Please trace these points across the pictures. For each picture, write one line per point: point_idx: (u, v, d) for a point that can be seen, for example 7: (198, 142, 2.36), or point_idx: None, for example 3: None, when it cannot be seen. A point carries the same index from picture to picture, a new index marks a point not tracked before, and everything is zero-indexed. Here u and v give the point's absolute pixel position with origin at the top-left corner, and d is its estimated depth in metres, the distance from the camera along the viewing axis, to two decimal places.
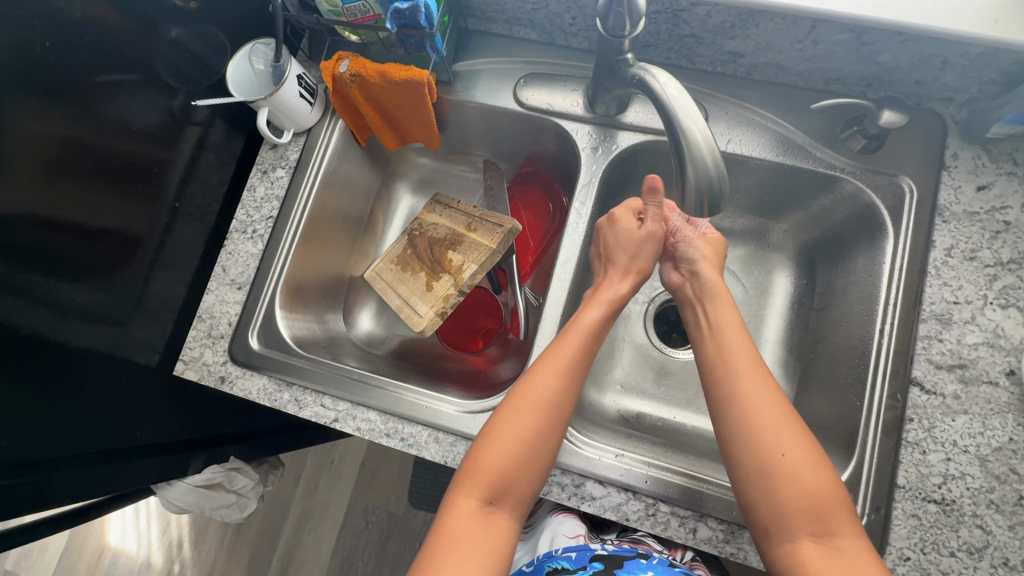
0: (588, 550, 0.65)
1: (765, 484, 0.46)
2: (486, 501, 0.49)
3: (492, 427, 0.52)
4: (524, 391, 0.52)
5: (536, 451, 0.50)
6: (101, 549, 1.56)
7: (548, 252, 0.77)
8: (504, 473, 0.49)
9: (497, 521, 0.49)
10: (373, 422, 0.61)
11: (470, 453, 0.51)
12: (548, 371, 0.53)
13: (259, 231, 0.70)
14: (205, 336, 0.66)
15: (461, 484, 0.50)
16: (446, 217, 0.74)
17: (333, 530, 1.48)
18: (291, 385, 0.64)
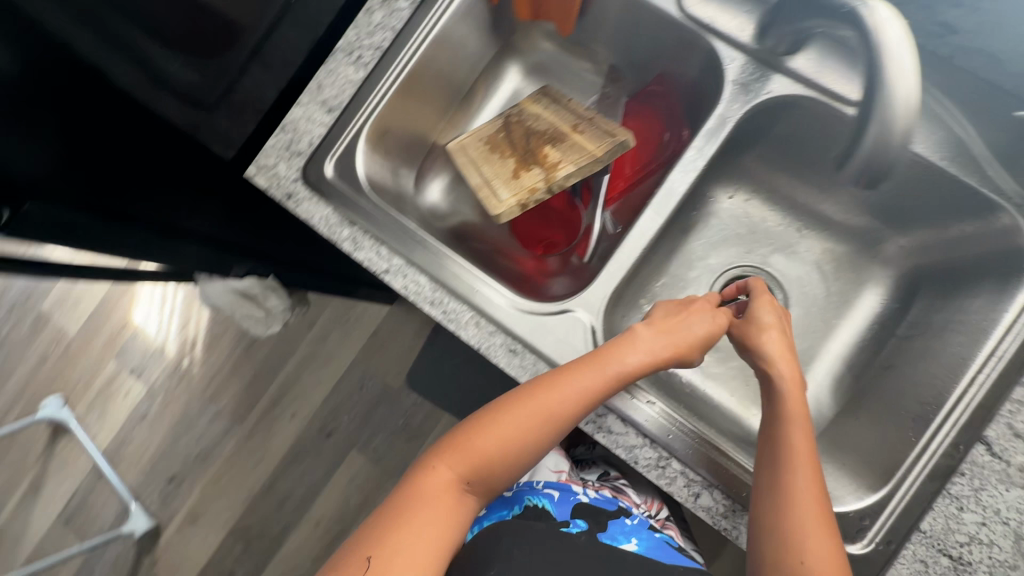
0: (569, 496, 0.69)
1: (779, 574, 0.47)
2: (462, 479, 0.53)
3: (490, 418, 0.55)
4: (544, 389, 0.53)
5: (519, 453, 0.54)
6: (125, 323, 1.68)
7: (643, 185, 0.72)
8: (486, 462, 0.54)
9: (467, 500, 0.54)
10: (422, 286, 0.60)
11: (462, 431, 0.56)
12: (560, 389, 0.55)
13: (364, 60, 0.65)
14: (284, 147, 0.65)
15: (447, 453, 0.54)
16: (552, 113, 0.70)
17: (331, 380, 1.56)
18: (352, 224, 0.62)
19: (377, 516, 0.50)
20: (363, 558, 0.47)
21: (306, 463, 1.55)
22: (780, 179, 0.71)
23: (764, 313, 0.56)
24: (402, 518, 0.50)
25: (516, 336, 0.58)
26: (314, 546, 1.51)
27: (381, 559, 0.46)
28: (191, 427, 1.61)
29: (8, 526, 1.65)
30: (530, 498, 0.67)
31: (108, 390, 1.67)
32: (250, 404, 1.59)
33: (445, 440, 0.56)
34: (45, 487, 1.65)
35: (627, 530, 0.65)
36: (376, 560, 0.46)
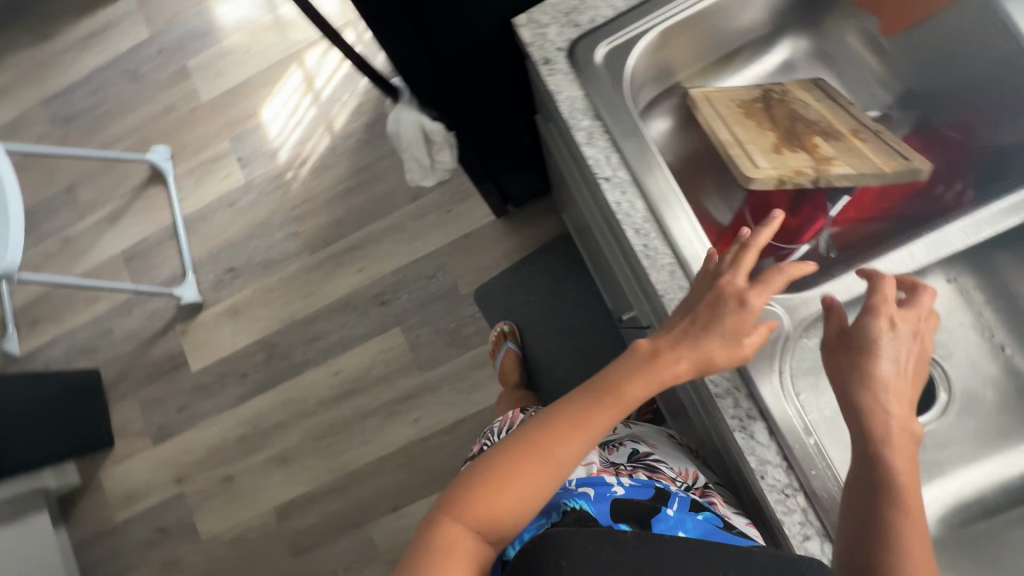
0: (606, 492, 0.68)
1: None
2: (475, 532, 0.51)
3: (505, 475, 0.52)
4: (547, 440, 0.53)
5: (536, 506, 0.52)
6: (252, 113, 1.70)
7: (873, 227, 0.68)
8: (500, 518, 0.51)
9: (484, 551, 0.52)
10: (635, 211, 0.57)
11: (471, 489, 0.52)
12: (579, 439, 0.53)
13: None
14: (564, 12, 0.61)
15: (460, 509, 0.52)
16: (826, 110, 0.65)
17: (408, 256, 1.57)
18: (595, 117, 0.59)
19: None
20: None
21: (351, 317, 1.58)
22: (1014, 286, 0.69)
23: (882, 343, 0.54)
24: None
25: None
26: (324, 391, 1.57)
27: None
28: (266, 234, 1.65)
29: (76, 238, 1.74)
30: (566, 502, 0.66)
31: (210, 165, 1.71)
32: (326, 240, 1.62)
33: (454, 496, 0.53)
34: (121, 221, 1.73)
35: (672, 524, 0.65)
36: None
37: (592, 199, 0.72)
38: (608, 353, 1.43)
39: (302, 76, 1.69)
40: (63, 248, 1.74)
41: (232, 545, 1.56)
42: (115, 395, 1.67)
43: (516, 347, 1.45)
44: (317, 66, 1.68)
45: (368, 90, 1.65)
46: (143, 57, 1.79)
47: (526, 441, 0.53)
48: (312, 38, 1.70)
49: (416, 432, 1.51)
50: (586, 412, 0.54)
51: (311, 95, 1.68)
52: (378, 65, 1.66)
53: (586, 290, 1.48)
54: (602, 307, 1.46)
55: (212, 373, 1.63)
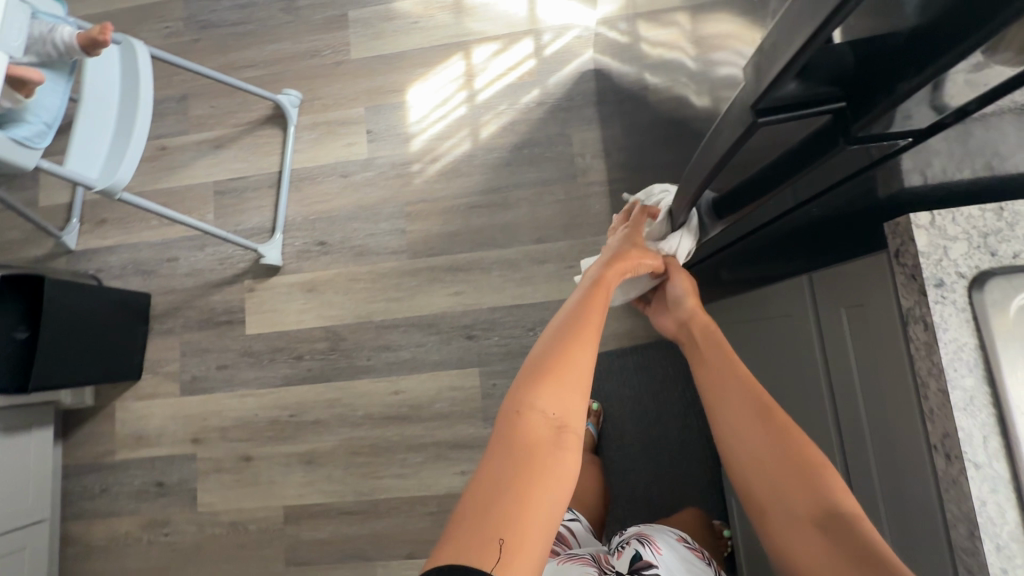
0: None
1: None
2: (553, 422, 0.54)
3: (548, 370, 0.57)
4: (576, 330, 0.60)
5: (585, 376, 0.57)
6: (398, 89, 1.57)
7: None
8: (568, 410, 0.55)
9: (557, 440, 0.53)
10: (1004, 520, 0.44)
11: (518, 392, 0.56)
12: (597, 319, 0.62)
13: None
14: (981, 232, 0.48)
15: (529, 400, 0.55)
16: None
17: (512, 298, 1.44)
18: (984, 379, 0.46)
19: (478, 511, 0.48)
20: (496, 541, 0.46)
21: (430, 339, 1.45)
22: None
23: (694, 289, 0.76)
24: (521, 498, 0.49)
25: None
26: (376, 406, 1.44)
27: (513, 540, 0.47)
28: (372, 219, 1.52)
29: (173, 151, 1.62)
30: None
31: (337, 127, 1.57)
32: (432, 249, 1.49)
33: (514, 401, 0.56)
34: (226, 150, 1.60)
35: None
36: (508, 542, 0.46)
37: (876, 429, 0.58)
38: (691, 481, 1.30)
39: (464, 69, 1.55)
40: (158, 157, 1.62)
41: (227, 528, 1.44)
42: (159, 327, 1.55)
43: (594, 430, 1.33)
44: (483, 65, 1.55)
45: (529, 110, 1.51)
46: None
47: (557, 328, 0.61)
48: (488, 33, 1.55)
49: (458, 485, 1.38)
50: (588, 299, 0.64)
51: (467, 92, 1.54)
52: (548, 87, 1.51)
53: (688, 405, 1.34)
54: (699, 429, 1.32)
55: (265, 344, 1.50)
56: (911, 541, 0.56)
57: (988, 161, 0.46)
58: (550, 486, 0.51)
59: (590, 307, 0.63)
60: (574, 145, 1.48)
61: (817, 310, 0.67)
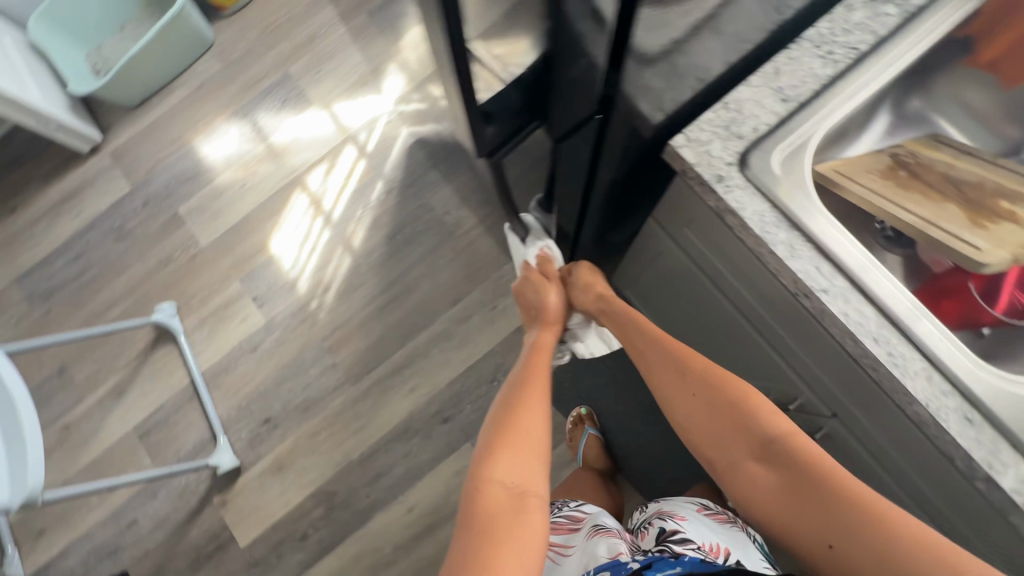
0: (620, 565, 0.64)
1: (800, 516, 0.60)
2: (516, 490, 0.60)
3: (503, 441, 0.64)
4: (524, 408, 0.69)
5: (538, 442, 0.65)
6: (259, 249, 1.60)
7: None
8: (526, 476, 0.61)
9: (525, 502, 0.58)
10: (866, 319, 0.53)
11: (476, 472, 0.62)
12: (539, 396, 0.72)
13: (836, 60, 0.59)
14: (722, 125, 0.58)
15: (486, 475, 0.60)
16: (961, 162, 0.67)
17: (462, 363, 1.48)
18: (790, 228, 0.56)
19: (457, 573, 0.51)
20: None
21: (413, 443, 1.45)
22: None
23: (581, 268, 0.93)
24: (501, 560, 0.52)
25: (976, 403, 0.51)
26: (400, 534, 1.40)
27: None
28: (300, 372, 1.51)
29: (78, 424, 1.54)
30: None
31: (224, 312, 1.57)
32: (369, 365, 1.50)
33: (475, 474, 0.62)
34: (129, 393, 1.54)
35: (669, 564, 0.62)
36: None
37: (760, 301, 0.67)
38: None
39: (308, 199, 1.62)
40: (65, 438, 1.53)
41: None
42: None
43: (598, 431, 1.35)
44: (322, 187, 1.62)
45: (382, 202, 1.59)
46: (127, 212, 1.66)
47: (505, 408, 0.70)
48: (311, 159, 1.64)
49: None
50: (528, 380, 0.75)
51: (322, 216, 1.60)
52: (387, 174, 1.61)
53: None
54: None
55: (264, 545, 1.43)
56: (834, 371, 0.64)
57: (697, 75, 0.58)
58: (527, 548, 0.54)
59: (526, 383, 0.74)
60: (437, 208, 1.57)
61: (671, 234, 0.77)
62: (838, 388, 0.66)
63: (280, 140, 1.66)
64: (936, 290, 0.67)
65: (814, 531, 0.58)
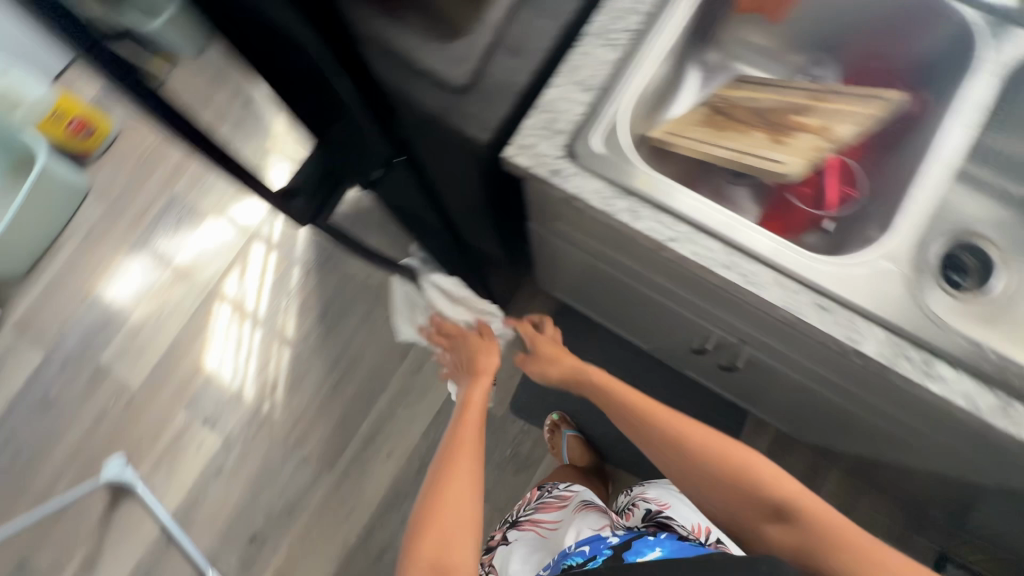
0: (601, 543, 0.77)
1: (761, 527, 0.71)
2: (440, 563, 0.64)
3: (433, 514, 0.68)
4: (452, 472, 0.72)
5: (465, 507, 0.69)
6: (194, 371, 1.56)
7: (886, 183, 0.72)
8: (449, 544, 0.66)
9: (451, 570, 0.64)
10: (714, 251, 0.59)
11: (410, 545, 0.66)
12: (468, 456, 0.75)
13: (620, 43, 0.66)
14: (544, 126, 0.64)
15: (414, 550, 0.65)
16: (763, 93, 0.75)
17: (429, 412, 1.49)
18: (628, 195, 0.62)
19: None
20: None
21: (407, 507, 1.43)
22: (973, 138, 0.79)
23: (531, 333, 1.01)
24: None
25: (823, 292, 0.57)
26: None
27: None
28: (273, 478, 1.47)
29: None
30: (566, 559, 0.76)
31: (177, 446, 1.52)
32: (339, 447, 1.48)
33: (405, 554, 0.66)
34: (101, 564, 1.45)
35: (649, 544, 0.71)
36: None
37: (640, 264, 0.73)
38: (660, 386, 1.45)
39: (230, 307, 1.60)
40: None
41: None
42: None
43: (575, 430, 1.38)
44: (240, 291, 1.61)
45: (303, 286, 1.60)
46: (47, 381, 1.59)
47: (440, 470, 0.73)
48: (221, 268, 1.63)
49: None
50: (456, 438, 0.78)
51: (248, 319, 1.59)
52: (300, 258, 1.61)
53: (606, 346, 1.48)
54: (629, 352, 1.47)
55: None
56: (720, 304, 0.70)
57: (508, 90, 0.64)
58: None
59: (457, 440, 0.78)
60: (358, 274, 1.59)
61: (553, 230, 0.82)
62: (731, 317, 0.72)
63: (183, 260, 1.64)
64: (774, 212, 0.75)
65: (776, 538, 0.70)
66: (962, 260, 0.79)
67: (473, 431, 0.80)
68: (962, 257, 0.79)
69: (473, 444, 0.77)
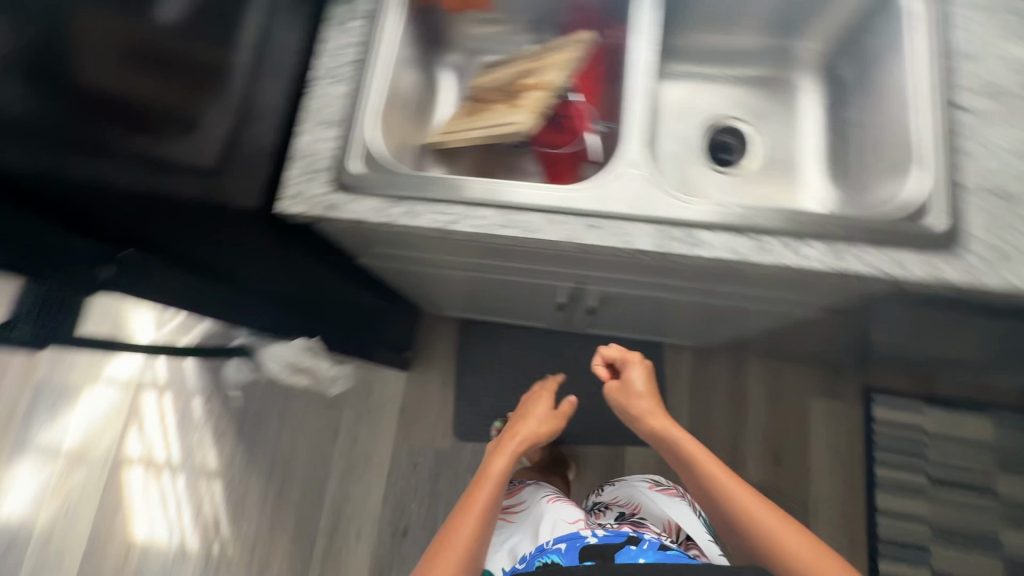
0: (577, 542, 0.76)
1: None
2: None
3: (438, 544, 0.69)
4: (453, 530, 0.71)
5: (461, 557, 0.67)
6: (127, 548, 1.45)
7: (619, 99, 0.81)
8: None
9: None
10: (489, 218, 0.65)
11: None
12: (475, 511, 0.73)
13: (345, 76, 0.72)
14: (305, 172, 0.68)
15: None
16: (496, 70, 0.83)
17: (382, 476, 1.47)
18: (400, 200, 0.66)
19: None
20: None
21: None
22: (684, 41, 0.90)
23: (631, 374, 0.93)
24: None
25: (588, 214, 0.64)
26: None
27: None
28: None
29: None
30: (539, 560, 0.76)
31: None
32: (307, 552, 1.42)
33: None
34: None
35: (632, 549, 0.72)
36: None
37: (458, 253, 0.78)
38: (578, 355, 1.52)
39: (141, 467, 1.50)
40: None
41: None
42: None
43: None
44: (145, 447, 1.51)
45: (208, 413, 1.52)
46: None
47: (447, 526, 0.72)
48: (117, 433, 1.53)
49: None
50: (472, 495, 0.77)
51: (165, 470, 1.50)
52: (195, 387, 1.54)
53: (518, 341, 1.54)
54: (539, 338, 1.53)
55: None
56: (535, 258, 0.76)
57: (261, 153, 0.67)
58: None
59: (477, 496, 0.76)
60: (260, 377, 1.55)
61: (379, 255, 0.86)
62: (552, 265, 0.79)
63: (72, 444, 1.52)
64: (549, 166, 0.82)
65: None
66: (727, 141, 0.89)
67: (494, 484, 0.78)
68: (724, 138, 0.89)
69: (488, 501, 0.75)
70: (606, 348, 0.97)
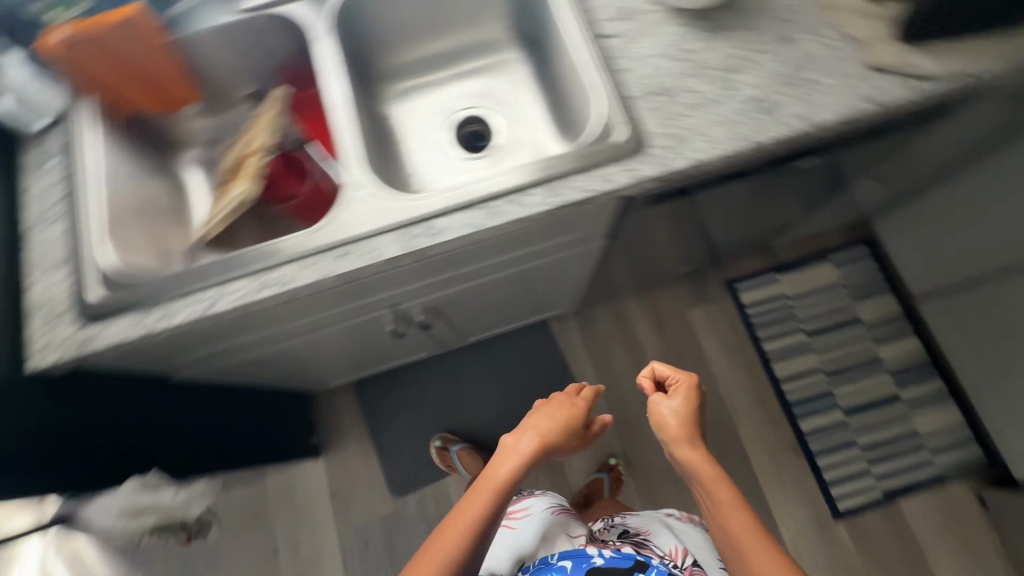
0: (584, 559, 0.72)
1: None
2: None
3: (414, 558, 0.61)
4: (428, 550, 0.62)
5: None
6: None
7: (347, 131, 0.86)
8: None
9: None
10: (243, 287, 0.66)
11: None
12: (457, 530, 0.63)
13: (60, 214, 0.71)
14: (47, 319, 0.66)
15: None
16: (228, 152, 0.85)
17: (338, 569, 1.41)
18: (152, 307, 0.66)
19: None
20: None
21: None
22: (395, 63, 0.95)
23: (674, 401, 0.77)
24: None
25: (331, 245, 0.67)
26: None
27: None
28: None
29: None
30: None
31: None
32: None
33: None
34: None
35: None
36: None
37: (254, 329, 0.78)
38: (477, 366, 1.54)
39: None
40: None
41: None
42: None
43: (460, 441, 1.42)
44: None
45: None
46: None
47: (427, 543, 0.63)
48: None
49: None
50: (462, 505, 0.66)
51: None
52: None
53: (416, 378, 1.54)
54: (435, 367, 1.55)
55: None
56: (327, 303, 0.78)
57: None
58: None
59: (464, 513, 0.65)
60: None
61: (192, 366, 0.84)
62: (350, 302, 0.81)
63: None
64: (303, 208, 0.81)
65: None
66: (472, 128, 0.95)
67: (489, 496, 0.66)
68: (468, 126, 0.95)
69: (476, 523, 0.64)
70: (662, 367, 0.80)
